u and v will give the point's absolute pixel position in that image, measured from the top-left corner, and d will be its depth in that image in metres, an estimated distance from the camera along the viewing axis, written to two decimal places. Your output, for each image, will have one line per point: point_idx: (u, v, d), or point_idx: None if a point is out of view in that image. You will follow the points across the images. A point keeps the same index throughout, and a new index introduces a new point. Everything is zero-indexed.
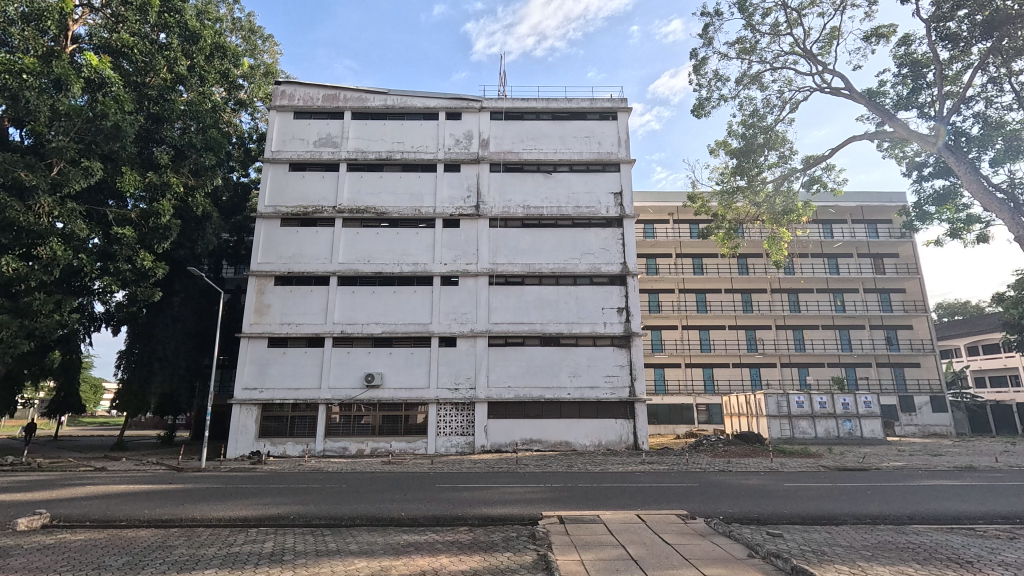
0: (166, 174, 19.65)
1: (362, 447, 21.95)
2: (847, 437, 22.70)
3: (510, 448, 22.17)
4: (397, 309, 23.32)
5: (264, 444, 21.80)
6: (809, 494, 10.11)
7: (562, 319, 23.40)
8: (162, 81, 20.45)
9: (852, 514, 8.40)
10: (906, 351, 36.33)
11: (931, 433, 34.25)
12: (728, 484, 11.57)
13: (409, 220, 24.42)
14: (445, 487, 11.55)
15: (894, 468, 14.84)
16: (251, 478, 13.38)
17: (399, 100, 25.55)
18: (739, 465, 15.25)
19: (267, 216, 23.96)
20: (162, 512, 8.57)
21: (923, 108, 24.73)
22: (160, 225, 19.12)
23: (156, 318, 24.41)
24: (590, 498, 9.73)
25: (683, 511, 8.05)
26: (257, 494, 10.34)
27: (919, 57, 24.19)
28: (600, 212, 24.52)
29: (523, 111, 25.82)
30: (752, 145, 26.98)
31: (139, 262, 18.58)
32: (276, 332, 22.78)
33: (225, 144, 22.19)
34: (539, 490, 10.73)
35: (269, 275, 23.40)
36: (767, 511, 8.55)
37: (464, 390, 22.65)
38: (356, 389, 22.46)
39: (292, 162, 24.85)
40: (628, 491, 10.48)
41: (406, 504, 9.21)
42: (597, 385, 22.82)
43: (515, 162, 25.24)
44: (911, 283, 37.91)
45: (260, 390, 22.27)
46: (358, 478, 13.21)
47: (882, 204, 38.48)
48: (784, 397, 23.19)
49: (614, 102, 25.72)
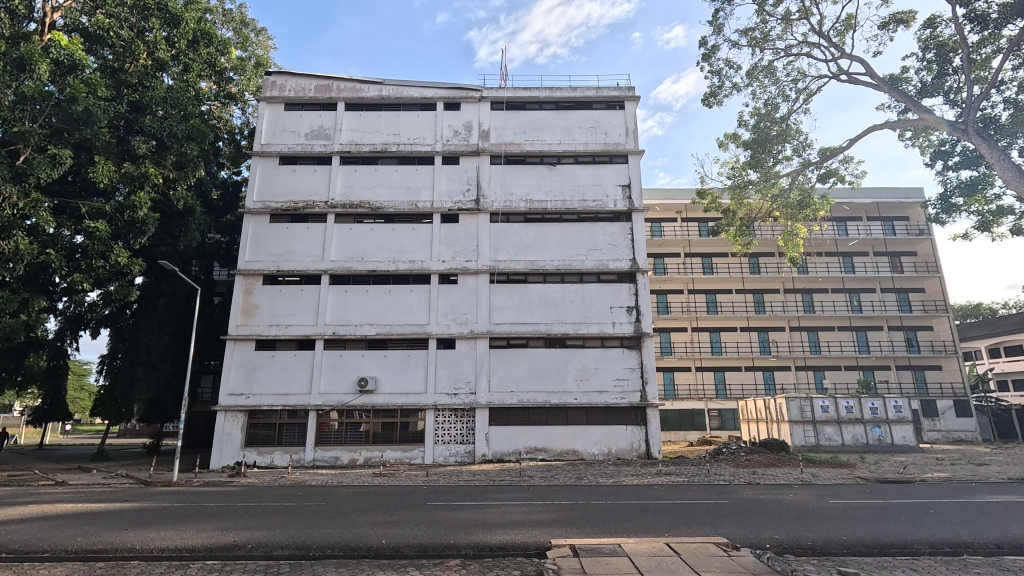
0: (144, 165, 18.34)
1: (355, 457, 20.52)
2: (877, 444, 21.11)
3: (514, 457, 20.71)
4: (392, 309, 21.96)
5: (251, 453, 20.41)
6: (863, 516, 8.62)
7: (568, 319, 21.99)
8: (142, 66, 19.33)
9: (926, 541, 6.98)
10: (927, 352, 34.73)
11: (956, 439, 32.57)
12: (761, 500, 10.13)
13: (405, 215, 23.11)
14: (438, 504, 10.06)
15: (941, 480, 13.30)
16: (221, 493, 11.91)
17: (395, 90, 24.37)
18: (767, 476, 13.76)
19: (255, 211, 22.72)
20: (96, 541, 7.20)
21: (951, 96, 23.53)
22: (136, 218, 17.76)
23: (141, 320, 23.27)
24: (606, 519, 8.35)
25: (722, 540, 6.69)
26: (218, 516, 8.91)
27: (945, 40, 22.96)
28: (607, 205, 23.19)
29: (525, 101, 24.58)
30: (765, 136, 25.62)
31: (113, 259, 17.28)
32: (265, 334, 21.44)
33: (208, 133, 20.87)
34: (547, 509, 9.27)
35: (257, 274, 22.11)
36: (821, 537, 7.13)
37: (464, 396, 21.23)
38: (349, 394, 21.07)
39: (282, 155, 23.63)
40: (649, 510, 9.04)
41: (389, 529, 7.80)
42: (606, 390, 21.37)
43: (517, 154, 23.96)
44: (931, 282, 36.27)
45: (247, 396, 20.90)
46: (340, 493, 11.77)
47: (899, 200, 37.09)
48: (808, 402, 21.64)
49: (621, 91, 24.50)
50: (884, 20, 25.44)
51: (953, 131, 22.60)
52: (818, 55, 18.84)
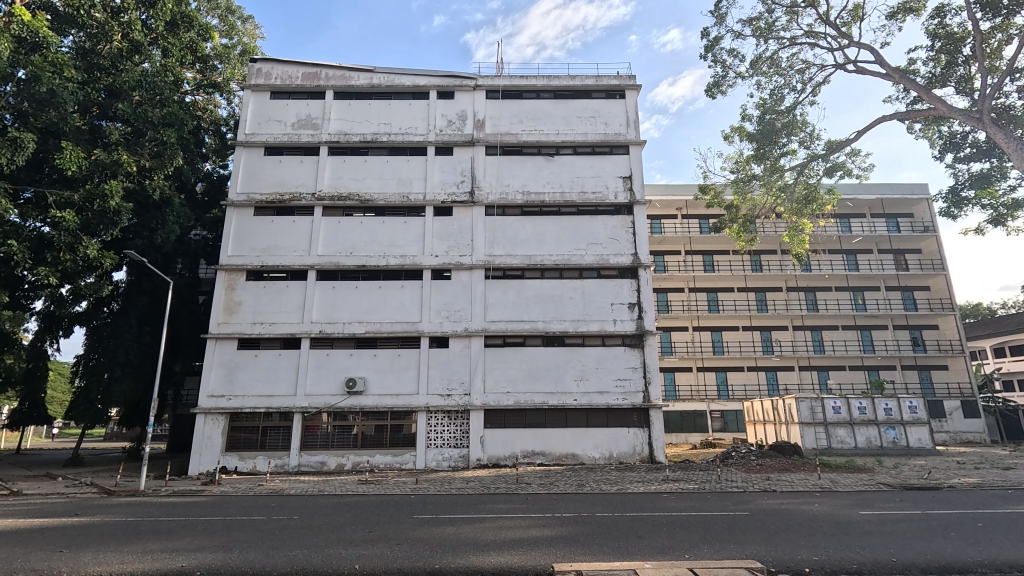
0: (117, 152, 17.21)
1: (342, 462, 19.45)
2: (892, 446, 20.18)
3: (511, 462, 19.67)
4: (382, 306, 20.88)
5: (232, 459, 19.31)
6: (906, 531, 7.60)
7: (567, 317, 20.98)
8: (116, 48, 18.29)
9: (992, 564, 5.99)
10: (934, 352, 33.84)
11: (964, 441, 31.70)
12: (786, 511, 9.11)
13: (397, 208, 22.08)
14: (426, 518, 8.97)
15: (972, 486, 12.28)
16: (187, 504, 10.79)
17: (386, 78, 23.34)
18: (783, 483, 12.77)
19: (238, 204, 21.63)
20: (17, 567, 6.10)
21: (961, 85, 22.67)
22: (107, 208, 16.58)
23: (120, 318, 22.20)
24: (615, 536, 7.33)
25: (756, 564, 5.70)
26: (174, 533, 7.84)
27: (954, 29, 22.08)
28: (608, 198, 22.21)
29: (522, 89, 23.59)
30: (771, 128, 24.61)
31: (82, 251, 16.13)
32: (248, 332, 20.34)
33: (187, 120, 19.76)
34: (549, 525, 8.19)
35: (240, 269, 21.02)
36: (867, 560, 6.14)
37: (457, 397, 20.19)
38: (336, 396, 19.98)
39: (267, 145, 22.55)
40: (664, 525, 8.00)
41: (368, 550, 6.75)
42: (607, 391, 20.36)
43: (514, 144, 22.97)
44: (935, 280, 35.37)
45: (228, 398, 19.79)
46: (319, 504, 10.68)
47: (903, 196, 36.22)
48: (818, 402, 20.67)
49: (621, 79, 23.55)
50: (892, 9, 24.61)
51: (966, 121, 21.79)
52: (823, 43, 20.70)
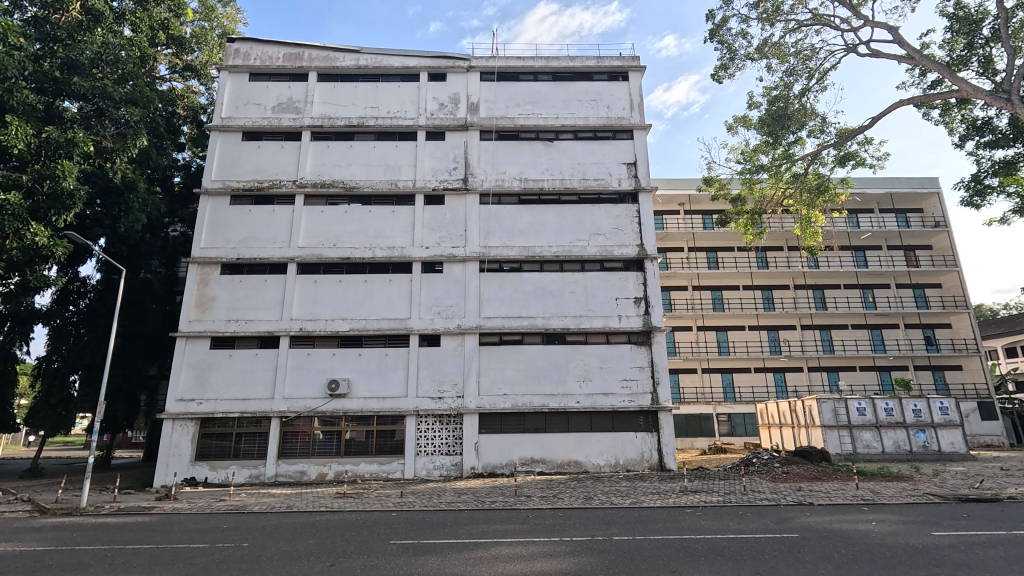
0: (72, 130, 15.67)
1: (323, 471, 17.82)
2: (922, 451, 18.67)
3: (507, 470, 18.07)
4: (368, 301, 19.29)
5: (202, 469, 17.65)
6: (1006, 560, 5.99)
7: (567, 313, 19.44)
8: (75, 19, 16.92)
9: None
10: (947, 352, 32.37)
11: (982, 444, 30.17)
12: (842, 531, 7.53)
13: (384, 197, 20.53)
14: (405, 546, 7.30)
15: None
16: (119, 527, 9.03)
17: (373, 59, 21.80)
18: (818, 494, 11.21)
19: (213, 193, 20.05)
20: None
21: (983, 66, 21.28)
22: (60, 191, 15.02)
23: (90, 316, 20.79)
24: (642, 570, 5.74)
25: None
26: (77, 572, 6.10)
27: (971, 10, 20.80)
28: (611, 185, 20.72)
29: (519, 71, 22.12)
30: (782, 114, 23.02)
31: (30, 238, 14.44)
32: (221, 331, 18.69)
33: (154, 100, 18.26)
34: (559, 555, 6.54)
35: (215, 263, 19.39)
36: None
37: (450, 399, 18.60)
38: (317, 399, 18.33)
39: (245, 130, 20.98)
40: (700, 555, 6.36)
41: None
42: (612, 392, 18.78)
43: (510, 129, 21.49)
44: (948, 277, 33.90)
45: (199, 402, 18.12)
46: (278, 526, 9.02)
47: (914, 191, 34.80)
48: (841, 403, 19.21)
49: (623, 60, 22.06)
50: None
51: (992, 102, 20.21)
52: (833, 23, 18.81)
